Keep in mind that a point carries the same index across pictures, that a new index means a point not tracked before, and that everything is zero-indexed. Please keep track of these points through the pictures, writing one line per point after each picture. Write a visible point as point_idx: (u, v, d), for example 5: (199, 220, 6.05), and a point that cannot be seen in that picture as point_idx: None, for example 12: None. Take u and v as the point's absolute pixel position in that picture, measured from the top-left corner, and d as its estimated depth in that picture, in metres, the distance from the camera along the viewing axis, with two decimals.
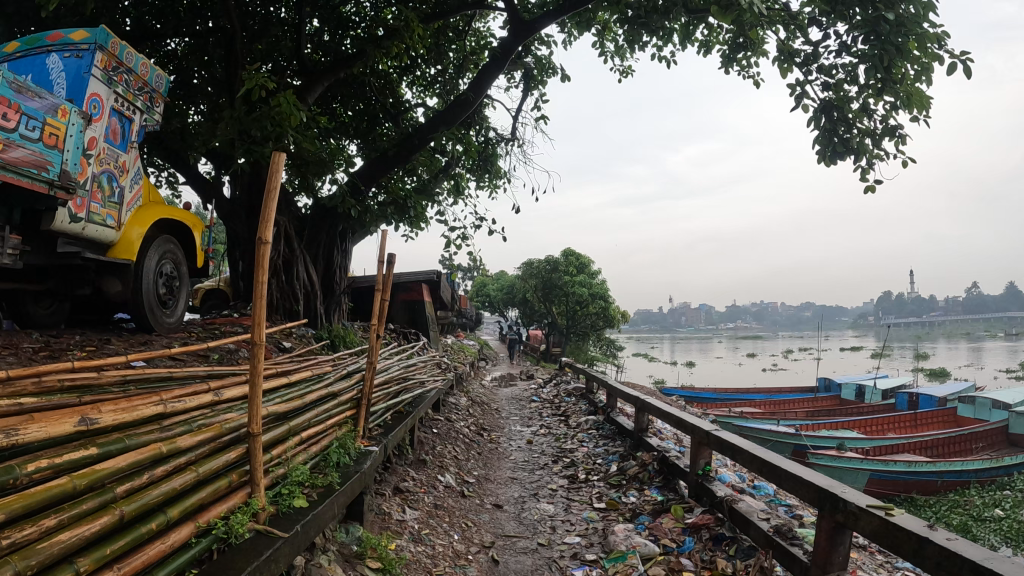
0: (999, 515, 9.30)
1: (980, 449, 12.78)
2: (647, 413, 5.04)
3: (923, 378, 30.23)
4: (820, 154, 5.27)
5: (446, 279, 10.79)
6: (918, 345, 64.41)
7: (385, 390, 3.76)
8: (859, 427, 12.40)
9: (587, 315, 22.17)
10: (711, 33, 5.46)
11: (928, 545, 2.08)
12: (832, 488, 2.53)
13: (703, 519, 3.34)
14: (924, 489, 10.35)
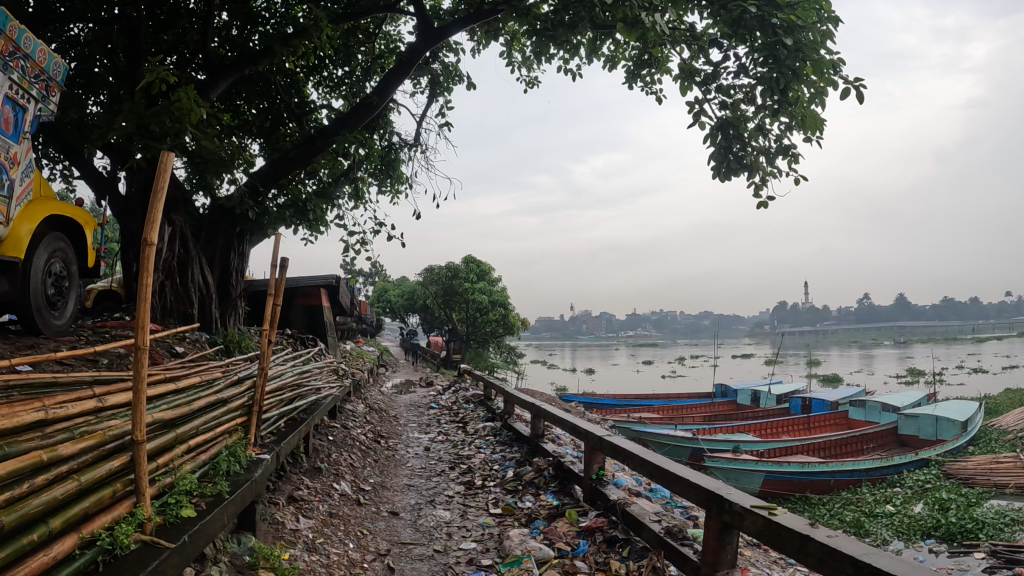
0: (889, 512, 9.99)
1: (871, 450, 13.41)
2: (544, 420, 5.18)
3: (815, 385, 31.78)
4: (716, 171, 5.44)
5: (347, 285, 10.69)
6: (815, 351, 67.28)
7: (278, 398, 3.71)
8: (756, 430, 12.93)
9: (487, 322, 22.48)
10: (618, 49, 5.54)
11: (810, 543, 2.17)
12: (719, 490, 2.61)
13: (597, 522, 3.45)
14: (818, 488, 10.85)
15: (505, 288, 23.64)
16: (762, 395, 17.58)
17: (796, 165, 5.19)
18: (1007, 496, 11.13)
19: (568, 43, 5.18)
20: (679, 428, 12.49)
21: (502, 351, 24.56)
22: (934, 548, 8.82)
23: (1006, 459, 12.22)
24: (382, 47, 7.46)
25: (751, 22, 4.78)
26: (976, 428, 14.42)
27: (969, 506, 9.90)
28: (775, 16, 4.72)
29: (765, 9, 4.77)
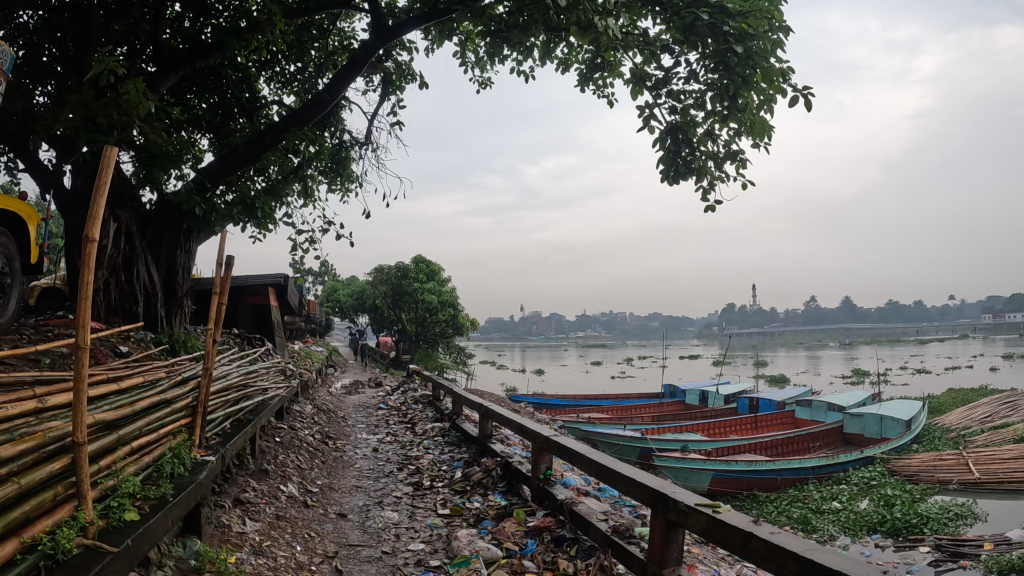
0: (836, 508, 10.20)
1: (817, 448, 13.69)
2: (492, 420, 5.30)
3: (762, 386, 32.40)
4: (665, 174, 5.54)
5: (294, 285, 10.57)
6: (762, 352, 68.54)
7: (224, 398, 3.67)
8: (703, 429, 13.23)
9: (436, 322, 22.41)
10: (571, 51, 5.56)
11: (754, 540, 2.21)
12: (664, 489, 2.65)
13: (545, 521, 3.49)
14: (766, 485, 11.07)
15: (455, 289, 23.59)
16: (710, 395, 17.84)
17: (744, 169, 5.31)
18: (951, 491, 11.48)
19: (521, 45, 5.19)
20: (627, 428, 12.69)
21: (453, 351, 24.48)
22: (881, 542, 9.09)
23: (948, 456, 12.61)
24: (337, 43, 7.38)
25: (702, 28, 4.87)
26: (919, 427, 14.83)
27: (913, 502, 10.22)
28: (727, 24, 4.83)
29: (717, 17, 4.87)
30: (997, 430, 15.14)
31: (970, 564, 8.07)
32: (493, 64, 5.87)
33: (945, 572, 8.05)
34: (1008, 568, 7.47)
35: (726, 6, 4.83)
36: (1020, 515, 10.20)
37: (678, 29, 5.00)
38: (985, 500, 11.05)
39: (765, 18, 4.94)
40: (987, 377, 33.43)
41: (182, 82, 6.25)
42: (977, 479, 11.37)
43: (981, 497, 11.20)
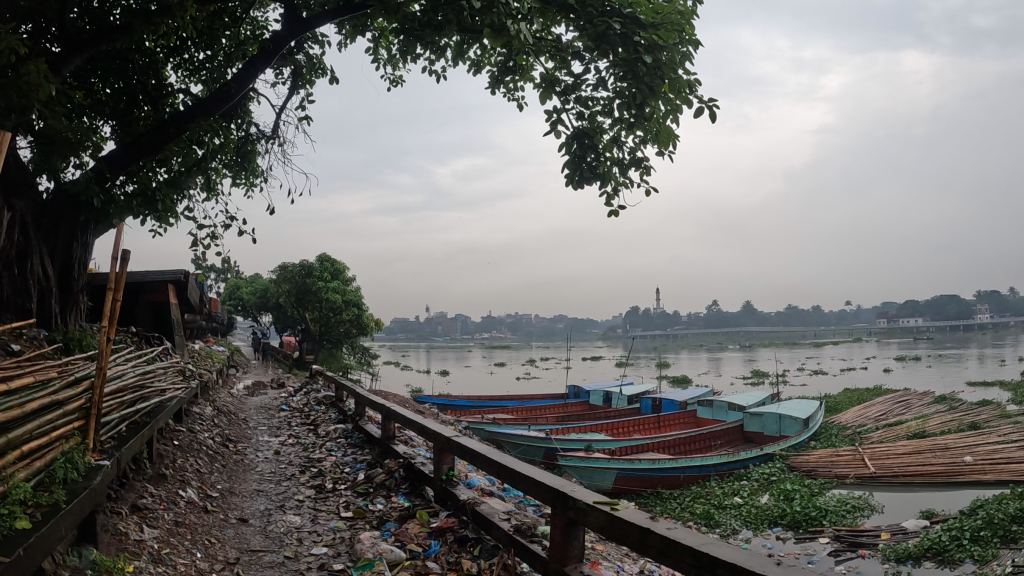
0: (737, 503, 10.57)
1: (718, 446, 14.10)
2: (394, 422, 5.57)
3: (664, 386, 33.43)
4: (570, 178, 5.88)
5: (195, 282, 10.28)
6: (666, 355, 70.54)
7: (120, 400, 3.57)
8: (606, 429, 13.68)
9: (340, 322, 22.08)
10: (485, 54, 5.61)
11: (651, 536, 2.32)
12: (563, 488, 2.81)
13: (448, 522, 3.85)
14: (668, 483, 11.46)
15: (359, 288, 23.33)
16: (614, 396, 18.20)
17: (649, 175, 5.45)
18: (848, 485, 12.04)
19: (434, 45, 5.18)
20: (529, 429, 12.96)
21: (356, 351, 24.15)
22: (781, 535, 9.47)
23: (843, 452, 13.26)
24: (249, 33, 7.21)
25: (614, 38, 5.06)
26: (815, 425, 15.52)
27: (811, 496, 10.70)
28: (638, 34, 5.12)
29: (629, 27, 5.10)
30: (886, 428, 16.02)
31: (867, 554, 8.57)
32: (405, 63, 5.87)
33: (844, 561, 8.50)
34: (905, 556, 8.22)
35: (638, 18, 5.12)
36: (910, 506, 10.83)
37: (589, 37, 5.18)
38: (879, 494, 11.66)
39: (676, 30, 5.26)
40: (875, 378, 35.26)
41: (86, 64, 6.01)
42: (872, 473, 11.99)
43: (876, 490, 11.82)
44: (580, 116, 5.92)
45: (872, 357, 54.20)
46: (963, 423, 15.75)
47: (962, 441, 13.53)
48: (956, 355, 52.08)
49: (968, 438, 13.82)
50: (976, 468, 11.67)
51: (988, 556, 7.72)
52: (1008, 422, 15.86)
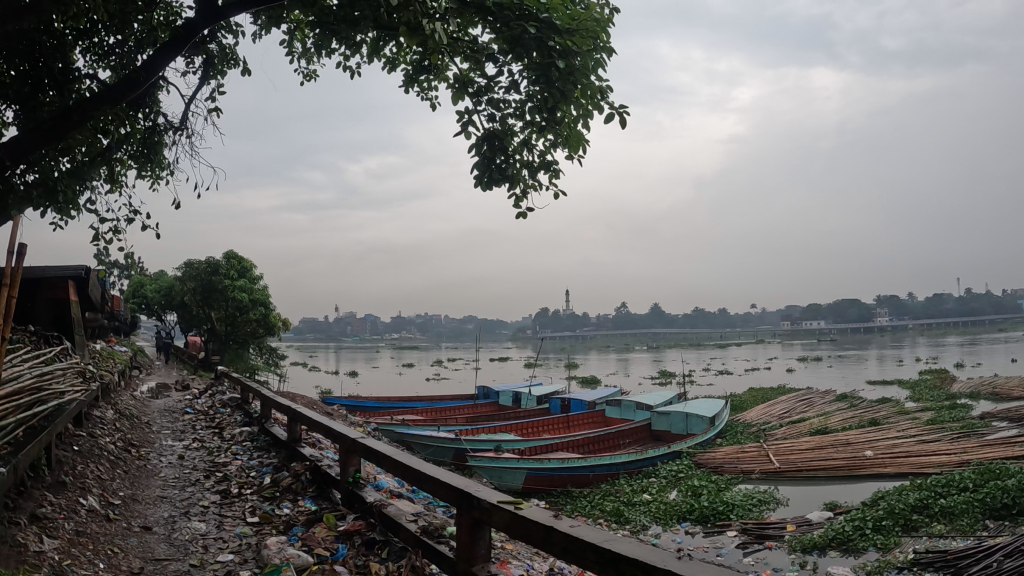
0: (646, 500, 10.84)
1: (626, 445, 14.37)
2: (300, 424, 5.53)
3: (574, 386, 33.99)
4: (479, 179, 5.99)
5: (96, 279, 9.84)
6: (578, 356, 71.60)
7: (16, 404, 3.42)
8: (516, 430, 13.82)
9: (246, 322, 21.49)
10: (401, 52, 5.60)
11: (555, 532, 2.52)
12: (468, 489, 3.08)
13: (355, 525, 4.17)
14: (578, 481, 11.63)
15: (267, 287, 22.76)
16: (525, 396, 18.35)
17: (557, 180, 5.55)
18: (754, 480, 12.43)
19: (348, 40, 5.12)
20: (438, 430, 12.95)
21: (263, 352, 23.54)
22: (690, 530, 9.78)
23: (749, 449, 13.75)
24: (161, 19, 6.92)
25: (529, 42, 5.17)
26: (721, 424, 16.02)
27: (719, 491, 11.07)
28: (552, 39, 5.24)
29: (544, 31, 5.24)
30: (790, 425, 16.74)
31: (773, 545, 8.92)
32: (320, 58, 5.78)
33: (752, 552, 8.82)
34: (811, 546, 8.61)
35: (553, 23, 5.21)
36: (814, 498, 11.34)
37: (504, 40, 5.27)
38: (784, 487, 12.11)
39: (591, 37, 5.37)
40: (779, 377, 36.72)
41: None
42: (777, 468, 12.47)
43: (781, 483, 12.26)
44: (493, 117, 6.04)
45: (774, 358, 56.47)
46: (863, 420, 16.63)
47: (862, 436, 14.29)
48: (855, 356, 54.58)
49: (868, 433, 14.62)
50: (876, 462, 12.43)
51: (890, 544, 8.33)
52: (903, 417, 16.86)
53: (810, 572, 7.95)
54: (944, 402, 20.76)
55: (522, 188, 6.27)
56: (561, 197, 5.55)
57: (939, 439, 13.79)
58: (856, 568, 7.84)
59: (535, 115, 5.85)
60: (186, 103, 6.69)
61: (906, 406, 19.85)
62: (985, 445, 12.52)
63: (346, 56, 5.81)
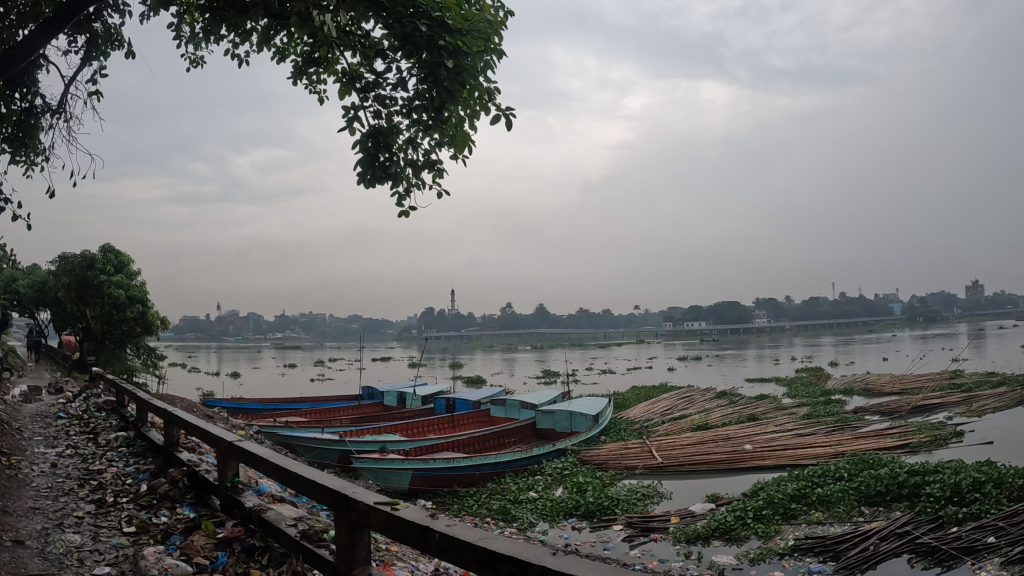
0: (533, 497, 11.01)
1: (512, 444, 14.51)
2: (176, 428, 5.27)
3: (460, 386, 34.02)
4: (363, 175, 5.89)
5: None
6: (462, 356, 71.66)
7: None
8: (401, 430, 13.68)
9: (123, 320, 20.17)
10: (291, 42, 5.40)
11: (431, 533, 2.71)
12: (343, 491, 3.21)
13: (234, 532, 4.06)
14: (464, 480, 11.63)
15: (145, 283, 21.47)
16: (410, 396, 18.21)
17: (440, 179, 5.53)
18: (638, 475, 12.84)
19: (237, 27, 4.90)
20: (322, 431, 12.66)
21: (141, 352, 22.18)
22: (577, 525, 10.00)
23: (632, 445, 14.18)
24: None
25: (419, 39, 5.17)
26: (604, 421, 16.44)
27: (604, 487, 11.41)
28: (443, 38, 5.24)
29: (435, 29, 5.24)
30: (672, 421, 17.35)
31: (659, 537, 9.26)
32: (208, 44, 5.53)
33: (639, 544, 9.11)
34: (694, 536, 8.95)
35: (445, 23, 5.18)
36: (697, 491, 11.83)
37: (395, 36, 5.21)
38: (666, 481, 12.58)
39: (481, 38, 5.41)
40: (660, 376, 37.99)
41: None
42: (659, 463, 12.94)
43: (663, 477, 12.74)
44: (377, 113, 5.97)
45: (654, 357, 58.26)
46: (742, 416, 17.49)
47: (741, 431, 15.03)
48: (733, 356, 56.53)
49: (746, 429, 15.39)
50: (753, 456, 13.09)
51: (770, 531, 8.86)
52: (779, 413, 17.84)
53: (694, 560, 8.28)
54: (817, 398, 22.09)
55: (404, 185, 6.25)
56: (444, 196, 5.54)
57: (813, 433, 14.70)
58: (740, 555, 8.21)
59: (420, 113, 5.83)
60: (65, 85, 6.21)
61: (781, 402, 20.91)
62: (850, 440, 13.43)
63: (235, 43, 5.58)
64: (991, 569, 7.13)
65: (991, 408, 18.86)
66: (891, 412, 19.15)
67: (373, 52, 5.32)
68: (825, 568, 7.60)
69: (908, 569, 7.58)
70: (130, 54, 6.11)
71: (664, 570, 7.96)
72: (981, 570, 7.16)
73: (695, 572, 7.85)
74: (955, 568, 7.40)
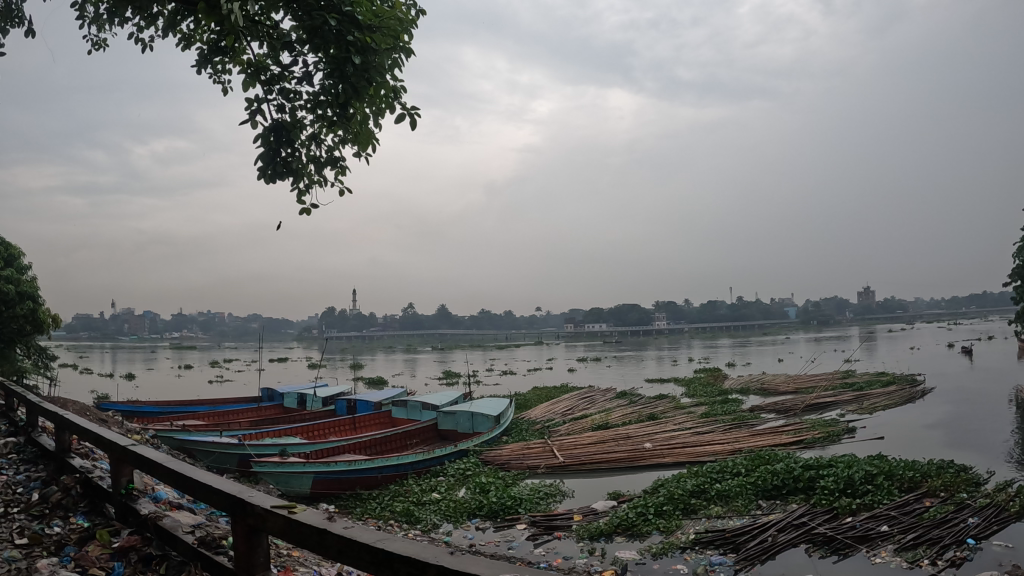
0: (436, 498, 10.93)
1: (414, 445, 14.37)
2: (68, 432, 4.95)
3: (364, 386, 33.60)
4: (263, 171, 5.70)
5: None
6: (364, 356, 70.76)
7: None
8: (303, 433, 13.35)
9: (13, 318, 18.75)
10: (198, 29, 5.16)
11: (328, 536, 2.66)
12: (241, 495, 3.10)
13: (130, 541, 3.88)
14: (366, 484, 11.44)
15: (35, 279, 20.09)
16: (310, 398, 17.79)
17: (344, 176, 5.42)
18: (540, 474, 12.95)
19: (141, 10, 4.65)
20: (220, 435, 12.20)
21: (32, 353, 20.57)
22: (480, 525, 10.00)
23: (534, 445, 14.31)
24: None
25: (328, 33, 5.03)
26: (505, 422, 16.52)
27: (506, 487, 11.46)
28: (352, 34, 5.11)
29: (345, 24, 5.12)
30: (574, 421, 17.60)
31: (563, 535, 9.38)
32: (110, 26, 5.22)
33: (544, 543, 9.20)
34: (597, 533, 9.12)
35: (355, 18, 5.07)
36: (598, 489, 12.05)
37: (304, 29, 5.06)
38: (567, 480, 12.75)
39: (391, 35, 5.35)
40: (563, 376, 38.64)
41: None
42: (561, 463, 13.11)
43: (564, 477, 12.90)
44: (280, 107, 5.79)
45: (553, 358, 59.25)
46: (642, 415, 17.95)
47: (642, 431, 15.38)
48: (633, 356, 58.39)
49: (646, 428, 15.80)
50: (651, 455, 13.43)
51: (671, 526, 9.13)
52: (678, 412, 18.40)
53: (599, 557, 8.43)
54: (713, 397, 22.89)
55: (305, 182, 6.10)
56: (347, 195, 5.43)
57: (710, 431, 15.24)
58: (643, 550, 8.41)
59: (325, 109, 5.69)
60: None
61: (680, 401, 21.55)
62: (745, 438, 13.95)
63: (139, 26, 5.29)
64: (885, 555, 7.72)
65: (875, 406, 20.03)
66: (786, 409, 20.07)
67: (279, 44, 5.15)
68: (726, 560, 7.88)
69: (807, 558, 7.94)
70: (30, 32, 5.69)
71: (568, 567, 8.08)
72: (877, 557, 7.71)
73: (600, 567, 7.99)
74: (850, 555, 7.88)
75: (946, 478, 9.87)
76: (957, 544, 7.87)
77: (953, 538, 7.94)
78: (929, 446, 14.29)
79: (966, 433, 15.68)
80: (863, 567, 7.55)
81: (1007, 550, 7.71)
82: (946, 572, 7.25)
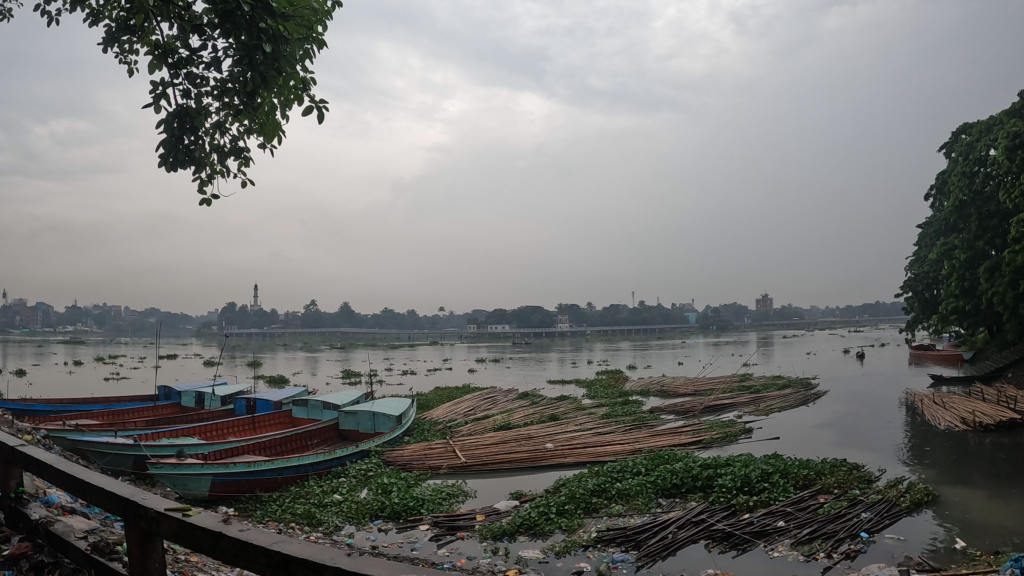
0: (338, 500, 10.74)
1: (314, 445, 14.08)
2: None
3: (265, 385, 32.76)
4: (164, 158, 5.48)
5: None
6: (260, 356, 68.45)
7: None
8: (199, 433, 12.88)
9: None
10: (105, 4, 4.90)
11: (224, 539, 2.62)
12: (134, 497, 2.99)
13: (19, 548, 3.70)
14: (265, 485, 11.17)
15: None
16: (208, 397, 17.17)
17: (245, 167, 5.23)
18: (442, 475, 12.96)
19: None
20: (113, 436, 11.64)
21: None
22: (383, 526, 9.92)
23: (436, 445, 14.31)
24: None
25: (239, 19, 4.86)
26: (407, 422, 16.41)
27: (408, 488, 11.41)
28: (264, 21, 4.95)
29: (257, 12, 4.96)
30: (477, 422, 17.70)
31: (466, 535, 9.42)
32: None
33: (447, 543, 9.20)
34: (501, 533, 9.19)
35: (269, 5, 4.92)
36: (499, 488, 12.16)
37: (215, 12, 4.88)
38: (469, 480, 12.80)
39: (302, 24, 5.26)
40: (468, 377, 38.83)
41: None
42: (464, 463, 13.17)
43: (464, 477, 12.94)
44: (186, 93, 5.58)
45: (457, 358, 59.67)
46: (545, 416, 18.23)
47: (545, 431, 15.62)
48: (535, 357, 59.52)
49: (550, 428, 16.08)
50: (552, 456, 13.67)
51: (573, 525, 9.32)
52: (580, 413, 18.79)
53: (502, 556, 8.49)
54: (616, 399, 23.51)
55: (208, 171, 5.92)
56: (250, 185, 5.27)
57: (613, 431, 15.66)
58: (547, 549, 8.55)
59: (232, 98, 5.52)
60: None
61: (582, 402, 22.01)
62: (646, 439, 14.36)
63: None
64: (783, 550, 8.14)
65: (770, 407, 21.06)
66: (685, 411, 20.84)
67: (187, 26, 4.95)
68: (628, 557, 8.13)
69: (707, 553, 8.28)
70: None
71: (473, 567, 8.11)
72: (774, 552, 8.11)
73: (503, 567, 8.04)
74: (748, 550, 8.26)
75: (838, 476, 10.54)
76: (851, 538, 8.39)
77: (848, 532, 8.47)
78: (818, 445, 15.15)
79: (848, 433, 16.73)
80: (762, 561, 7.94)
81: (898, 543, 8.32)
82: (840, 564, 7.72)
